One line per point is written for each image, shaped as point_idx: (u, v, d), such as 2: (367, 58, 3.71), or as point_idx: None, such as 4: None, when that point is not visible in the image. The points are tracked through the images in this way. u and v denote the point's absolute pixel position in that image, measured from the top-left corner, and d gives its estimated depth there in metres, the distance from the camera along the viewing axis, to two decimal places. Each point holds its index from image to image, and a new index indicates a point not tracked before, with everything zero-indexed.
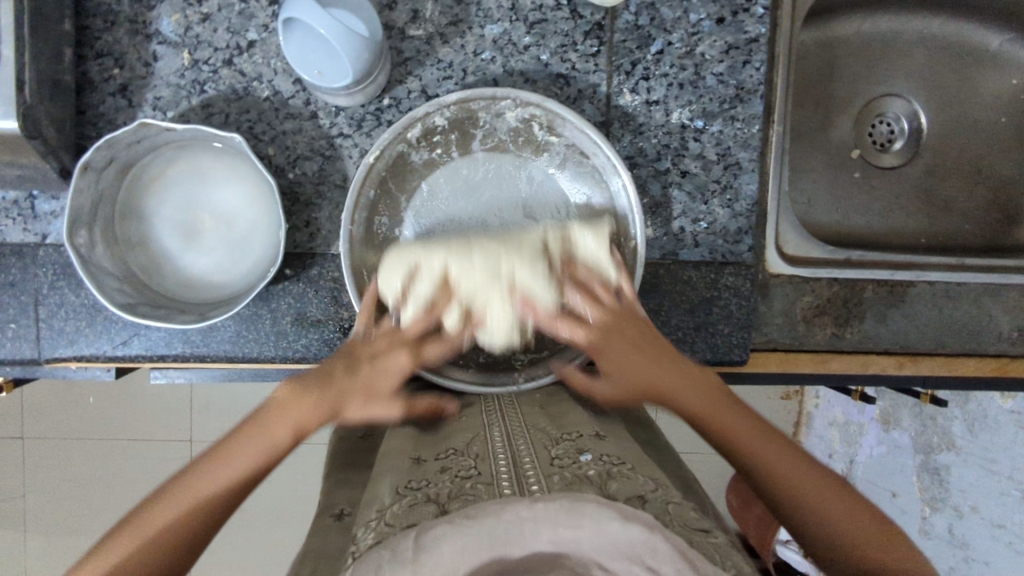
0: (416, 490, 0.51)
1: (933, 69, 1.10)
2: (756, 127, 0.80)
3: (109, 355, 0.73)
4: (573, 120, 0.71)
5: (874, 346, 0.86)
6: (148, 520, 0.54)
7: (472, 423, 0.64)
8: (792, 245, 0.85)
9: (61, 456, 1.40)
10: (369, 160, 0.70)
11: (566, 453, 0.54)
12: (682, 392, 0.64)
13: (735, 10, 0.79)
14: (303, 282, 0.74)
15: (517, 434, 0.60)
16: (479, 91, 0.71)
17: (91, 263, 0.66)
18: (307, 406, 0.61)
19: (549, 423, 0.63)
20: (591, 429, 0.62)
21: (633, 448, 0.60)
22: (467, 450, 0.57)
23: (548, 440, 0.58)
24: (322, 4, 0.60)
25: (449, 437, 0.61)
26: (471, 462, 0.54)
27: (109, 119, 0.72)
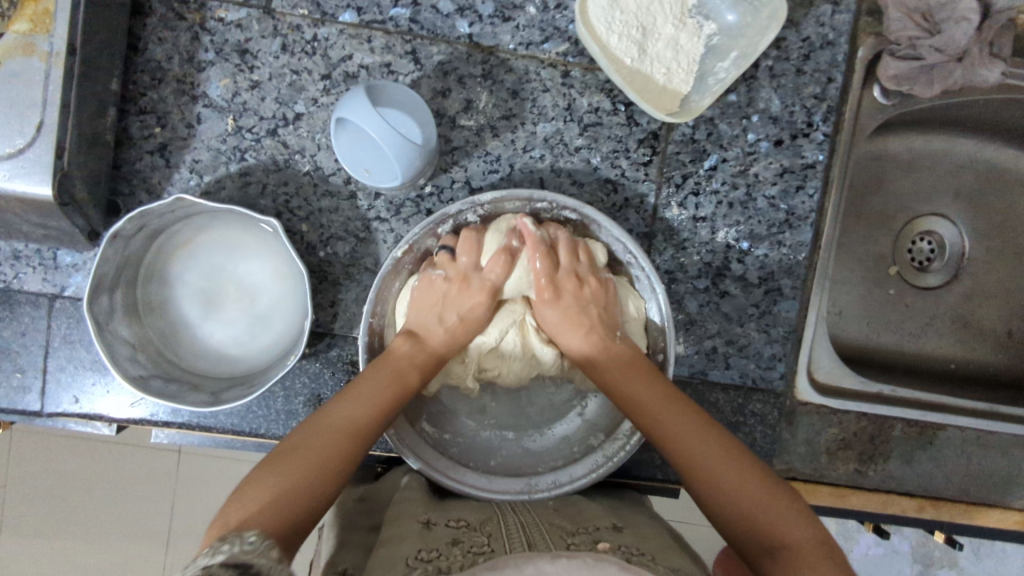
0: (428, 561, 0.53)
1: (981, 194, 1.08)
2: (802, 255, 0.79)
3: (113, 417, 0.71)
4: (611, 229, 0.69)
5: (895, 486, 0.85)
6: (259, 487, 0.53)
7: (485, 511, 0.66)
8: (823, 371, 0.82)
9: (47, 461, 1.37)
10: (397, 253, 0.67)
11: (582, 540, 0.56)
12: (624, 381, 0.66)
13: (795, 133, 0.78)
14: (320, 363, 0.72)
15: (529, 522, 0.62)
16: (515, 192, 0.68)
17: (108, 331, 0.63)
18: (422, 354, 0.67)
19: (563, 518, 0.64)
20: (607, 522, 0.63)
21: (646, 538, 0.61)
22: (479, 529, 0.60)
23: (563, 531, 0.59)
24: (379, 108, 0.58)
25: (459, 515, 0.65)
26: (484, 540, 0.57)
27: (144, 177, 0.70)
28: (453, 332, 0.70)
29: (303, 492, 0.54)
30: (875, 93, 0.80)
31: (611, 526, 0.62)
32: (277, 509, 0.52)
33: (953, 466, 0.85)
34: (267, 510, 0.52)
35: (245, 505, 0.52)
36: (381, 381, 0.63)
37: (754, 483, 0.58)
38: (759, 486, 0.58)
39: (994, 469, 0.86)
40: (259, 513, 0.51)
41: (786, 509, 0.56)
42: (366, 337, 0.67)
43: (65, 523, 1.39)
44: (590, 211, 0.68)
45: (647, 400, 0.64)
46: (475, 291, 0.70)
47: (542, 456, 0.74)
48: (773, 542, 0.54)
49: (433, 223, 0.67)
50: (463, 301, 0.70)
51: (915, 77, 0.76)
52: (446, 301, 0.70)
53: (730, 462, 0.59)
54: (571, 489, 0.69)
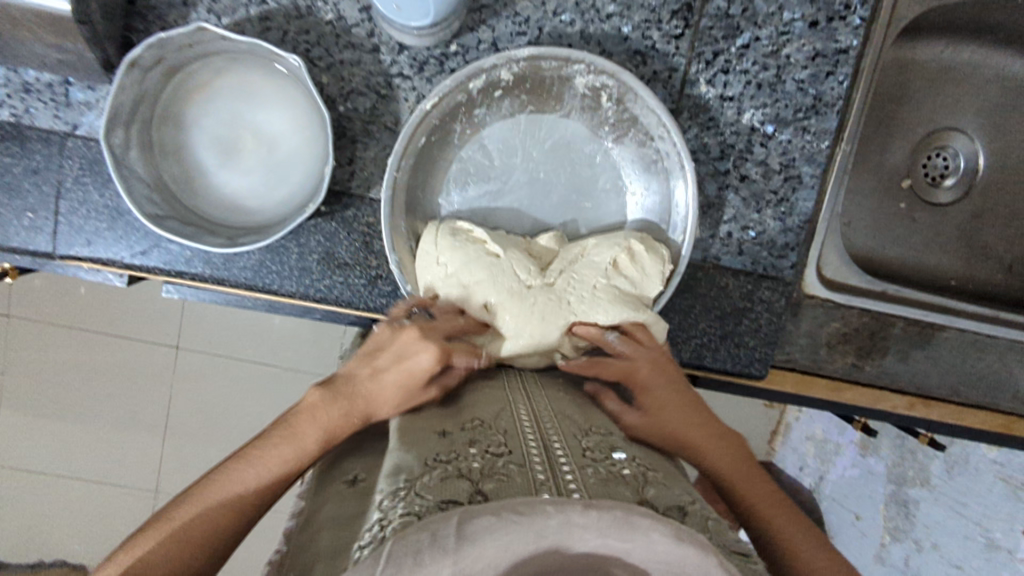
0: (445, 461, 0.48)
1: (1003, 111, 1.06)
2: (825, 143, 0.78)
3: (126, 263, 0.70)
4: (647, 99, 0.67)
5: (889, 382, 0.87)
6: (203, 497, 0.52)
7: (496, 394, 0.59)
8: (831, 268, 0.84)
9: (43, 342, 1.36)
10: (426, 104, 0.66)
11: (599, 445, 0.53)
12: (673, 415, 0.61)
13: (831, 15, 0.75)
14: (337, 222, 0.71)
15: (545, 414, 0.57)
16: (554, 50, 0.66)
17: (124, 166, 0.62)
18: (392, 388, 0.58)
19: (575, 408, 0.60)
20: (620, 424, 0.59)
21: (660, 451, 0.59)
22: (494, 423, 0.54)
23: (576, 427, 0.55)
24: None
25: (468, 403, 0.58)
26: (502, 438, 0.51)
27: (160, 14, 0.67)
28: (378, 376, 0.59)
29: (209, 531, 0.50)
30: None
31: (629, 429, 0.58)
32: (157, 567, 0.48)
33: (947, 368, 0.88)
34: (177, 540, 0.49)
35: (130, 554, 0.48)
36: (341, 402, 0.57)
37: (812, 544, 0.55)
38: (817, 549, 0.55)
39: (986, 373, 0.88)
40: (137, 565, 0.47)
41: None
42: (391, 190, 0.66)
43: (62, 406, 1.39)
44: (627, 77, 0.66)
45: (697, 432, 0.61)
46: (421, 337, 0.60)
47: None
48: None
49: (466, 75, 0.66)
50: (407, 349, 0.60)
51: None
52: (403, 346, 0.60)
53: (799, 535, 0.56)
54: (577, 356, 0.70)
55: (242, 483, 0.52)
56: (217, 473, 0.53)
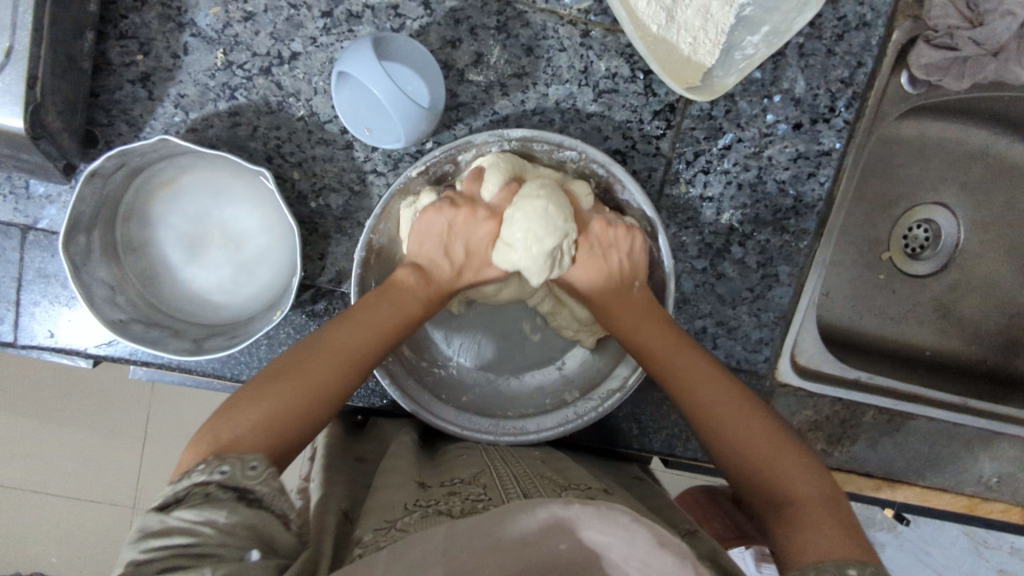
0: (427, 506, 0.53)
1: (985, 186, 1.06)
2: (804, 243, 0.77)
3: (90, 354, 0.69)
4: (635, 192, 0.68)
5: (857, 466, 0.88)
6: (302, 369, 0.55)
7: (475, 460, 0.65)
8: (805, 356, 0.85)
9: None
10: (410, 172, 0.65)
11: (576, 495, 0.57)
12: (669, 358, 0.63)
13: (815, 118, 0.74)
14: (306, 315, 0.70)
15: (525, 476, 0.61)
16: (546, 134, 0.65)
17: (85, 273, 0.61)
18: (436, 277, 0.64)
19: (556, 473, 0.64)
20: (599, 485, 0.63)
21: (634, 504, 0.62)
22: (474, 479, 0.59)
23: (557, 486, 0.59)
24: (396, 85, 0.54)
25: (453, 469, 0.63)
26: (480, 489, 0.56)
27: (124, 108, 0.64)
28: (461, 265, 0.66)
29: (323, 394, 0.54)
30: (902, 80, 0.77)
31: (603, 488, 0.62)
32: (278, 435, 0.51)
33: (915, 453, 0.89)
34: (287, 413, 0.52)
35: (236, 420, 0.50)
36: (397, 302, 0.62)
37: (760, 432, 0.56)
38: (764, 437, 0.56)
39: (953, 458, 0.90)
40: (255, 432, 0.50)
41: (794, 466, 0.54)
42: (365, 252, 0.64)
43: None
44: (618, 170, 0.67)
45: (655, 342, 0.64)
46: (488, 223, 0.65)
47: (515, 401, 0.75)
48: (773, 483, 0.54)
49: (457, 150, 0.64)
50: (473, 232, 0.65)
51: (948, 68, 0.74)
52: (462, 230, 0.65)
53: (804, 479, 0.54)
54: (536, 439, 0.69)
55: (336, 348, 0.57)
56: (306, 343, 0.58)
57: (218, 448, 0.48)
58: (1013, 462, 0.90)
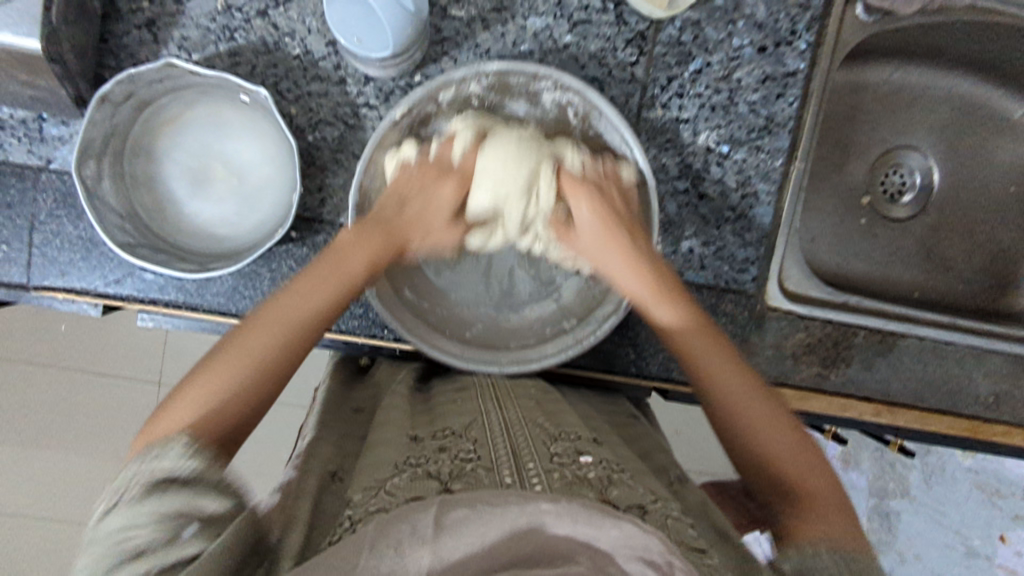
0: (416, 466, 0.53)
1: (951, 130, 1.12)
2: (779, 161, 0.81)
3: (99, 292, 0.71)
4: (609, 115, 0.70)
5: (856, 391, 0.88)
6: (234, 352, 0.55)
7: (468, 408, 0.66)
8: (793, 281, 0.86)
9: (13, 381, 1.32)
10: (394, 114, 0.68)
11: (565, 449, 0.56)
12: (677, 327, 0.66)
13: (778, 41, 0.79)
14: (306, 247, 0.73)
15: (515, 424, 0.61)
16: (520, 66, 0.68)
17: (96, 198, 0.64)
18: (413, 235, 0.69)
19: (547, 419, 0.64)
20: (588, 433, 0.63)
21: (625, 455, 0.63)
22: (465, 433, 0.59)
23: (547, 436, 0.59)
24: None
25: (445, 419, 0.63)
26: (470, 446, 0.56)
27: (132, 52, 0.69)
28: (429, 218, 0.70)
29: (268, 367, 0.56)
30: (857, 11, 0.84)
31: (593, 438, 0.62)
32: (220, 416, 0.52)
33: (910, 375, 0.90)
34: (221, 399, 0.53)
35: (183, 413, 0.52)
36: (347, 266, 0.63)
37: (754, 400, 0.60)
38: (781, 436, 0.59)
39: (949, 380, 0.90)
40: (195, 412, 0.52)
41: (779, 434, 0.59)
42: (358, 193, 0.68)
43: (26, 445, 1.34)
44: (593, 96, 0.69)
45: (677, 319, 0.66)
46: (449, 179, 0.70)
47: (514, 333, 0.77)
48: (762, 454, 0.58)
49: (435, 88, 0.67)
50: (431, 188, 0.70)
51: None
52: (425, 189, 0.69)
53: (786, 446, 0.58)
54: (541, 366, 0.71)
55: (280, 321, 0.58)
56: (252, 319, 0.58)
57: (162, 437, 0.50)
58: (1009, 381, 0.91)
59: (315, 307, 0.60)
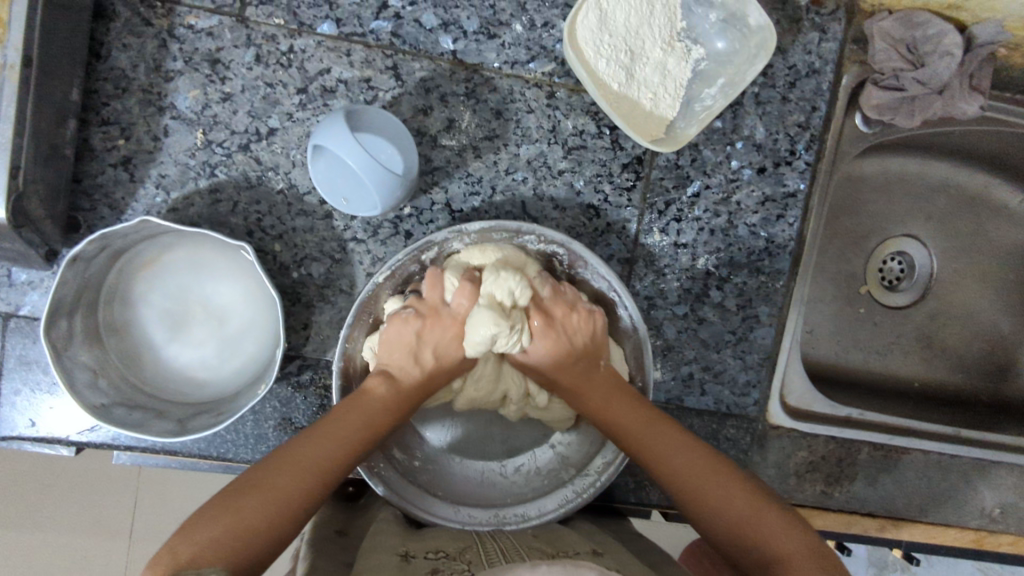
0: None
1: (951, 218, 1.10)
2: (779, 283, 0.79)
3: (72, 441, 0.68)
4: (595, 265, 0.68)
5: (860, 507, 0.87)
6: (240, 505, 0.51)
7: (465, 534, 0.65)
8: (795, 396, 0.83)
9: None
10: (377, 279, 0.65)
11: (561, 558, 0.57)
12: (614, 412, 0.65)
13: (777, 161, 0.77)
14: (291, 386, 0.70)
15: (511, 546, 0.62)
16: (505, 223, 0.66)
17: (67, 359, 0.60)
18: (427, 336, 0.66)
19: (543, 541, 0.64)
20: (587, 548, 0.63)
21: (624, 564, 0.62)
22: (458, 556, 0.59)
23: (544, 554, 0.60)
24: (376, 159, 0.55)
25: (438, 543, 0.63)
26: (464, 567, 0.56)
27: (107, 191, 0.66)
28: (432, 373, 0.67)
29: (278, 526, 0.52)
30: (856, 121, 0.82)
31: (594, 551, 0.62)
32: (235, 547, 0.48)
33: (914, 489, 0.88)
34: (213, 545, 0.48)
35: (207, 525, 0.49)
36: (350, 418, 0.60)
37: (735, 495, 0.58)
38: (746, 500, 0.58)
39: (953, 491, 0.88)
40: (216, 545, 0.48)
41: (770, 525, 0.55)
42: (341, 363, 0.64)
43: None
44: (579, 248, 0.67)
45: (598, 398, 0.67)
46: (449, 321, 0.67)
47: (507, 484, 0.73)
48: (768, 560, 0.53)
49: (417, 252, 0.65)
50: (439, 338, 0.66)
51: (898, 108, 0.78)
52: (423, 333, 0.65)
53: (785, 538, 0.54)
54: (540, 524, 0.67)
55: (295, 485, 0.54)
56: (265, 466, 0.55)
57: None
58: (1013, 491, 0.90)
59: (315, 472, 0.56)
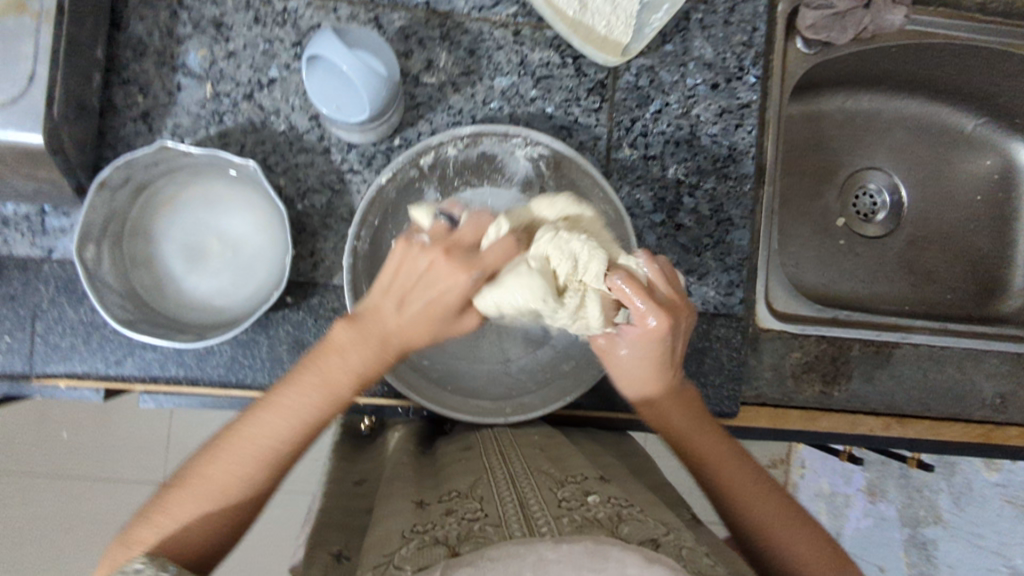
0: (423, 533, 0.52)
1: (912, 149, 1.17)
2: (747, 186, 0.84)
3: (100, 374, 0.72)
4: (578, 162, 0.74)
5: (862, 406, 0.88)
6: (205, 485, 0.55)
7: (473, 466, 0.65)
8: (780, 301, 0.88)
9: (8, 499, 1.27)
10: (381, 179, 0.73)
11: (572, 492, 0.56)
12: (672, 413, 0.69)
13: (729, 77, 0.85)
14: (303, 310, 0.75)
15: (520, 475, 0.61)
16: (492, 127, 0.74)
17: (96, 278, 0.66)
18: (449, 287, 0.56)
19: (551, 465, 0.64)
20: (593, 472, 0.63)
21: (632, 491, 0.62)
22: (470, 492, 0.59)
23: (553, 482, 0.59)
24: (368, 64, 0.63)
25: (450, 482, 0.63)
26: (476, 505, 0.56)
27: (128, 142, 0.74)
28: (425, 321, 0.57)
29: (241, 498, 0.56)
30: (798, 45, 0.92)
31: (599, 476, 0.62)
32: (262, 487, 0.57)
33: (913, 383, 0.89)
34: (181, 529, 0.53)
35: (237, 466, 0.55)
36: (320, 388, 0.58)
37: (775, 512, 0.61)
38: (782, 519, 0.61)
39: (952, 385, 0.90)
40: (190, 531, 0.53)
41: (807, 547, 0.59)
42: (351, 258, 0.71)
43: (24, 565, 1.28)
44: (561, 146, 0.74)
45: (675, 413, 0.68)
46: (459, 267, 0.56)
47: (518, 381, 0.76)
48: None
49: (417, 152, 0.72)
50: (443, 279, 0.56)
51: (831, 25, 0.88)
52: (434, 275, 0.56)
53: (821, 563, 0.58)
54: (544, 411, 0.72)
55: (256, 460, 0.56)
56: (276, 397, 0.58)
57: None
58: (1010, 380, 0.91)
59: (279, 443, 0.57)
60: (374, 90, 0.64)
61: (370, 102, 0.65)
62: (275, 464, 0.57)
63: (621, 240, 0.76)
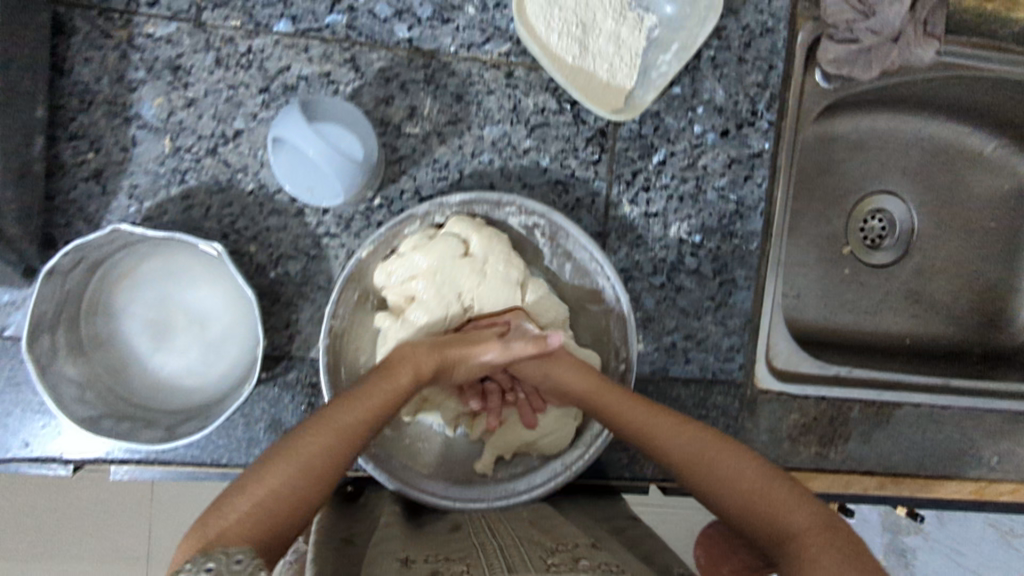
0: None
1: (927, 170, 1.10)
2: (754, 245, 0.79)
3: (67, 460, 0.68)
4: (577, 238, 0.69)
5: (857, 466, 0.86)
6: (283, 460, 0.52)
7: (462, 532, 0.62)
8: (782, 358, 0.82)
9: None
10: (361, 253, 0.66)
11: (562, 559, 0.53)
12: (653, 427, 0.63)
13: (740, 123, 0.78)
14: (278, 387, 0.70)
15: (509, 540, 0.58)
16: (484, 195, 0.68)
17: (52, 371, 0.61)
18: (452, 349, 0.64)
19: (542, 534, 0.61)
20: (587, 541, 0.60)
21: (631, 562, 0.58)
22: (457, 558, 0.54)
23: (543, 549, 0.56)
24: (340, 147, 0.57)
25: (436, 546, 0.59)
26: (460, 569, 0.52)
27: (80, 206, 0.68)
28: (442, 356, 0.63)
29: (318, 484, 0.52)
30: (817, 77, 0.81)
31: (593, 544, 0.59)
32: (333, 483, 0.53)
33: (909, 442, 0.87)
34: (242, 507, 0.49)
35: (303, 450, 0.53)
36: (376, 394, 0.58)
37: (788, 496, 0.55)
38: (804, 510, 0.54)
39: (950, 444, 0.88)
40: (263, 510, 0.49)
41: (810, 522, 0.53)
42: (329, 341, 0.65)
43: None
44: (556, 216, 0.68)
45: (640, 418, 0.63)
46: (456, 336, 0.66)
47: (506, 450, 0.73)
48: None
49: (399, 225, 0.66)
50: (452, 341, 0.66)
51: (854, 60, 0.78)
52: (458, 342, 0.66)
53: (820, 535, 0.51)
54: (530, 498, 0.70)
55: (317, 450, 0.53)
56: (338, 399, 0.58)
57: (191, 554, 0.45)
58: (1009, 437, 0.89)
59: (352, 429, 0.56)
60: (347, 173, 0.58)
61: (342, 186, 0.58)
62: (340, 457, 0.54)
63: (619, 321, 0.70)
